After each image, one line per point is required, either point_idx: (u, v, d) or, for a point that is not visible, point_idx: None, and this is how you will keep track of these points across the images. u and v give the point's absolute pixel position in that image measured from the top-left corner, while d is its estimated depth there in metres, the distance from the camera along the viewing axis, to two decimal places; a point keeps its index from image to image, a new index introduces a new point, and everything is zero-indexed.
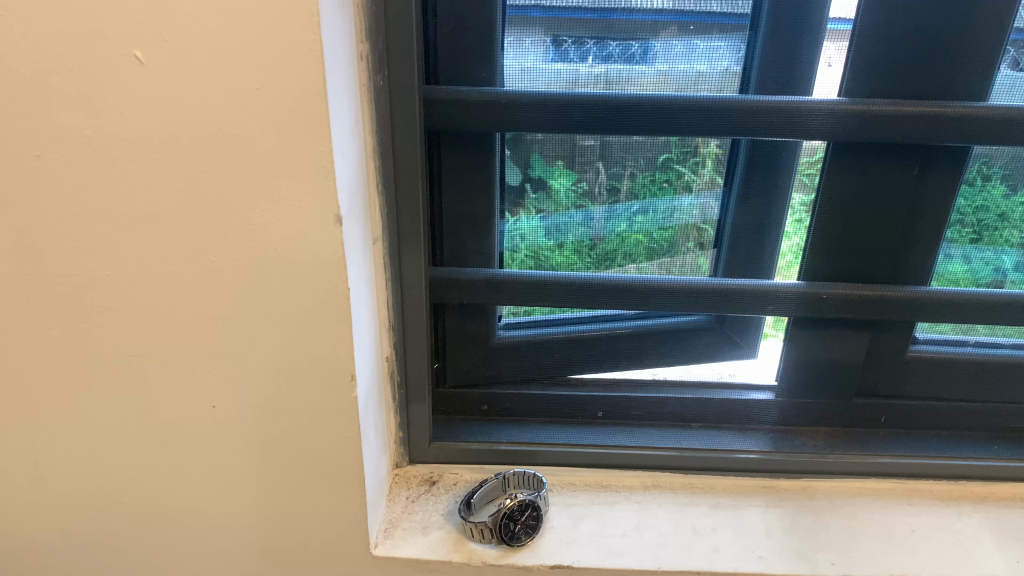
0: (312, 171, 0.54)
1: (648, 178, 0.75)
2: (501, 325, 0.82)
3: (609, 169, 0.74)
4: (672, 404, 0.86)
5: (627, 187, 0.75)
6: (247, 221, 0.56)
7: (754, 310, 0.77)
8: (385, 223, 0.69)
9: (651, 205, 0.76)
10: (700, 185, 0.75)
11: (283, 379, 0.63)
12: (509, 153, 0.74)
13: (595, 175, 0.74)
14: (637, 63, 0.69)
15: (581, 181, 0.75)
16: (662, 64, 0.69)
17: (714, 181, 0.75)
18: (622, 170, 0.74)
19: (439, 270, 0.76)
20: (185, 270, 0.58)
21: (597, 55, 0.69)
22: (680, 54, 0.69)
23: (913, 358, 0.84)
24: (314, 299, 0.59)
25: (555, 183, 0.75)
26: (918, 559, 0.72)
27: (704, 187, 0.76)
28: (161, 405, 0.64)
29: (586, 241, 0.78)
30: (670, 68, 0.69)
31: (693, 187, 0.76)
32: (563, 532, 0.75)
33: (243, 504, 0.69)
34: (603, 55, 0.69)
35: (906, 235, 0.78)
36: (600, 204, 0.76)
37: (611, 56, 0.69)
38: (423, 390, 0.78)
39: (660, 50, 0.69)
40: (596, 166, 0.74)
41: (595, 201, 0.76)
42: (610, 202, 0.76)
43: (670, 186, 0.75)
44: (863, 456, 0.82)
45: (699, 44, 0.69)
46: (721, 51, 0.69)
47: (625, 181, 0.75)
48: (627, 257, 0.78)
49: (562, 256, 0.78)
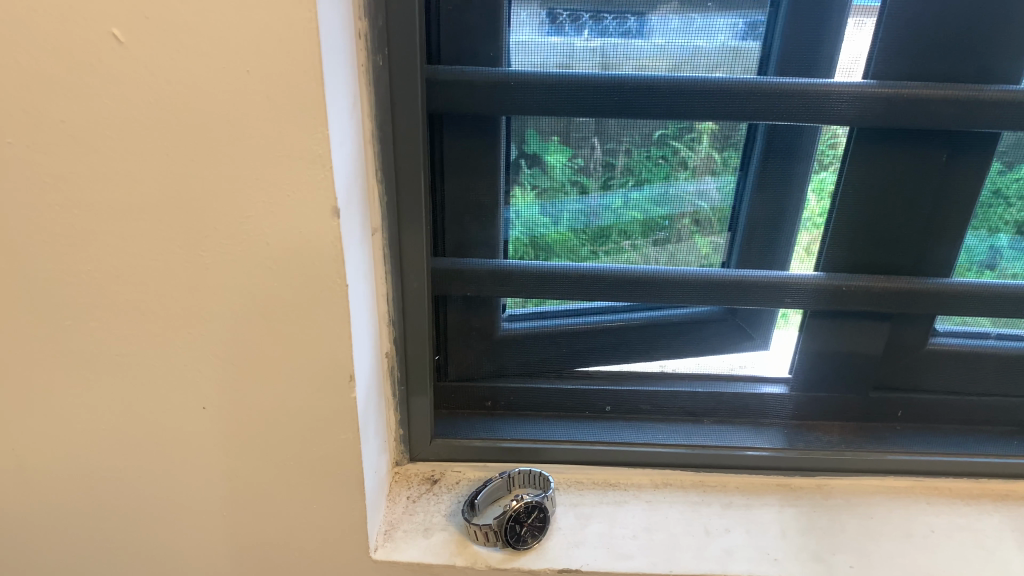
0: (307, 160, 0.50)
1: (644, 154, 0.70)
2: (505, 318, 0.78)
3: (604, 145, 0.70)
4: (682, 399, 0.83)
5: (623, 163, 0.71)
6: (238, 214, 0.52)
7: (769, 303, 0.74)
8: (385, 212, 0.65)
9: (650, 186, 0.72)
10: (697, 163, 0.71)
11: (278, 379, 0.59)
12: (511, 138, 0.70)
13: (590, 151, 0.70)
14: (633, 38, 0.65)
15: (577, 156, 0.70)
16: (660, 38, 0.65)
17: (711, 158, 0.71)
18: (617, 146, 0.70)
19: (442, 260, 0.73)
20: (174, 265, 0.54)
21: (593, 30, 0.65)
22: (678, 29, 0.65)
23: (934, 351, 0.81)
24: (310, 297, 0.55)
25: (551, 160, 0.70)
26: (937, 560, 0.70)
27: (702, 166, 0.71)
28: (149, 405, 0.61)
29: (581, 220, 0.73)
30: (668, 43, 0.65)
31: (690, 164, 0.71)
32: (570, 533, 0.73)
33: (237, 507, 0.66)
34: (599, 30, 0.65)
35: (930, 223, 0.74)
36: (595, 181, 0.72)
37: (607, 30, 0.65)
38: (424, 383, 0.75)
39: (658, 24, 0.65)
40: (591, 141, 0.70)
41: (590, 179, 0.71)
42: (605, 178, 0.71)
43: (666, 163, 0.71)
44: (882, 454, 0.79)
45: (697, 20, 0.64)
46: (720, 25, 0.65)
47: (620, 157, 0.70)
48: (621, 234, 0.74)
49: (556, 234, 0.74)
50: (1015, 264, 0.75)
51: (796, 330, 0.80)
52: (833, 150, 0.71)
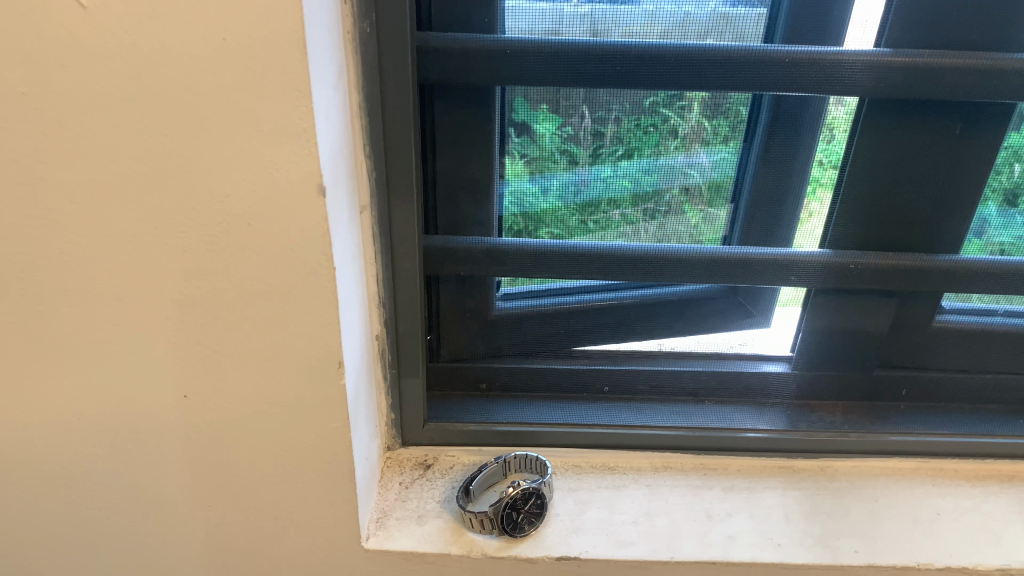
0: (290, 135, 0.46)
1: (634, 122, 0.66)
2: (499, 297, 0.75)
3: (594, 113, 0.66)
4: (683, 379, 0.80)
5: (613, 132, 0.67)
6: (217, 193, 0.49)
7: (774, 282, 0.72)
8: (373, 189, 0.61)
9: (639, 156, 0.68)
10: (688, 132, 0.67)
11: (263, 366, 0.57)
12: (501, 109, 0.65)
13: (580, 120, 0.66)
14: (623, 3, 0.61)
15: (567, 125, 0.66)
16: (649, 4, 0.61)
17: (701, 127, 0.67)
18: (608, 113, 0.66)
19: (435, 239, 0.70)
20: (150, 247, 0.51)
21: None
22: None
23: (940, 329, 0.79)
24: (296, 281, 0.52)
25: (539, 128, 0.66)
26: (944, 545, 0.68)
27: (694, 136, 0.67)
28: (127, 394, 0.58)
29: (570, 188, 0.69)
30: (656, 9, 0.61)
31: (680, 132, 0.67)
32: (569, 520, 0.70)
33: (223, 498, 0.64)
34: None
35: (941, 198, 0.72)
36: (584, 150, 0.67)
37: None
38: (416, 363, 0.72)
39: None
40: (581, 109, 0.65)
41: (580, 148, 0.67)
42: (594, 148, 0.67)
43: (657, 132, 0.67)
44: (888, 436, 0.77)
45: None
46: None
47: (610, 125, 0.66)
48: (611, 204, 0.69)
49: (542, 203, 0.69)
50: (1001, 234, 0.72)
51: (800, 307, 0.77)
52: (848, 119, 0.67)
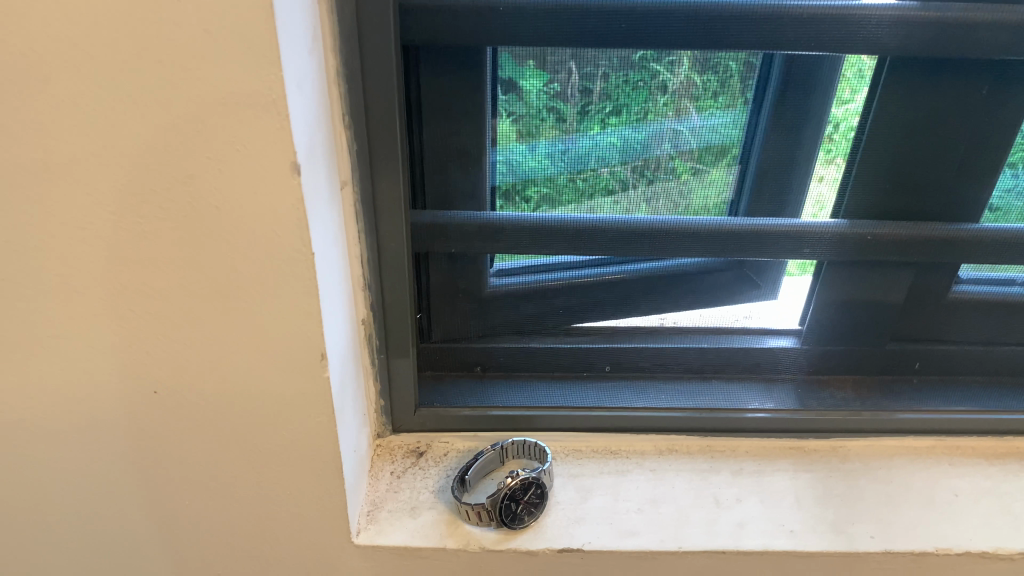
0: (257, 108, 0.41)
1: (622, 78, 0.60)
2: (493, 274, 0.70)
3: (582, 69, 0.59)
4: (688, 356, 0.76)
5: (601, 89, 0.60)
6: (179, 173, 0.44)
7: (786, 254, 0.69)
8: (355, 163, 0.56)
9: (628, 112, 0.61)
10: (677, 87, 0.60)
11: (239, 359, 0.52)
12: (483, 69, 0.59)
13: (568, 76, 0.59)
14: None
15: (553, 82, 0.60)
16: None
17: (691, 82, 0.60)
18: (595, 70, 0.59)
19: (424, 214, 0.64)
20: (109, 234, 0.46)
21: None
22: None
23: (957, 300, 0.75)
24: (271, 268, 0.47)
25: (524, 84, 0.60)
26: (964, 529, 0.65)
27: (683, 91, 0.61)
28: (93, 390, 0.53)
29: (558, 144, 0.63)
30: None
31: (670, 87, 0.60)
32: (571, 509, 0.67)
33: (203, 496, 0.59)
34: None
35: (960, 158, 0.67)
36: (572, 108, 0.61)
37: None
38: (405, 344, 0.68)
39: None
40: (568, 65, 0.59)
41: (567, 106, 0.61)
42: (582, 105, 0.61)
43: (645, 88, 0.60)
44: (902, 413, 0.74)
45: None
46: None
47: (598, 81, 0.60)
48: (600, 162, 0.64)
49: (531, 159, 0.63)
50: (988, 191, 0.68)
51: (811, 277, 0.73)
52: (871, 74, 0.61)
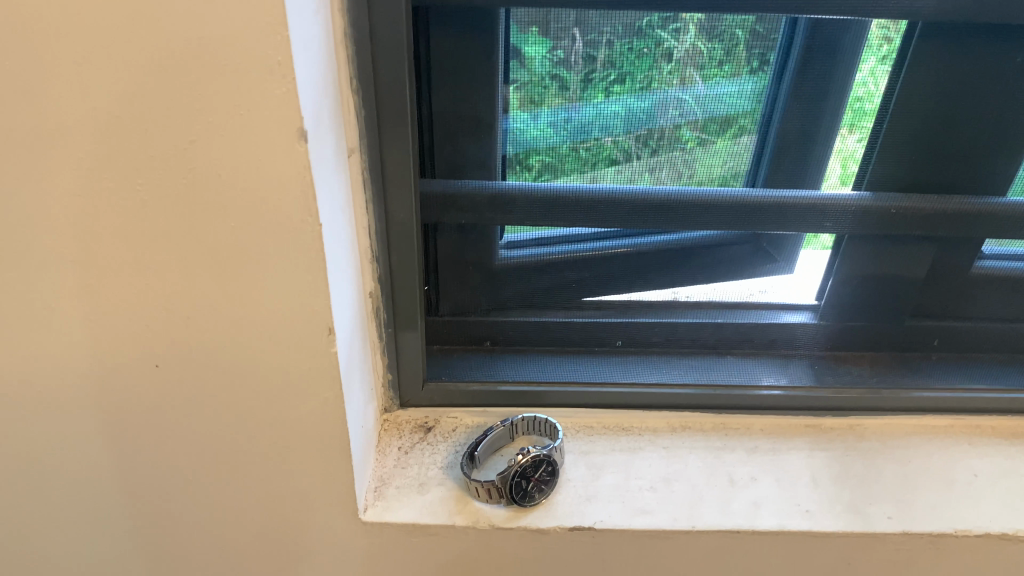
0: (261, 70, 0.39)
1: (626, 45, 0.57)
2: (502, 246, 0.67)
3: (586, 36, 0.56)
4: (703, 331, 0.74)
5: (604, 57, 0.57)
6: (179, 139, 0.41)
7: (807, 227, 0.67)
8: (363, 129, 0.54)
9: (631, 80, 0.59)
10: (683, 56, 0.57)
11: (243, 334, 0.50)
12: (485, 34, 0.56)
13: (571, 43, 0.57)
14: None
15: (557, 49, 0.57)
16: None
17: (697, 50, 0.57)
18: (599, 37, 0.57)
19: (433, 184, 0.62)
20: (106, 202, 0.44)
21: None
22: None
23: (979, 275, 0.73)
24: (276, 240, 0.45)
25: (525, 51, 0.57)
26: (984, 510, 0.64)
27: (686, 60, 0.58)
28: (91, 364, 0.51)
29: (561, 113, 0.60)
30: None
31: (675, 56, 0.57)
32: (582, 486, 0.66)
33: (206, 472, 0.58)
34: None
35: (981, 130, 0.64)
36: (575, 76, 0.58)
37: None
38: (413, 316, 0.66)
39: None
40: (572, 32, 0.56)
41: (571, 74, 0.58)
42: (586, 73, 0.58)
43: (650, 56, 0.57)
44: (918, 392, 0.73)
45: None
46: None
47: (602, 49, 0.57)
48: (602, 131, 0.61)
49: (532, 129, 0.61)
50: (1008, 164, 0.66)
51: (830, 252, 0.71)
52: (885, 44, 0.59)
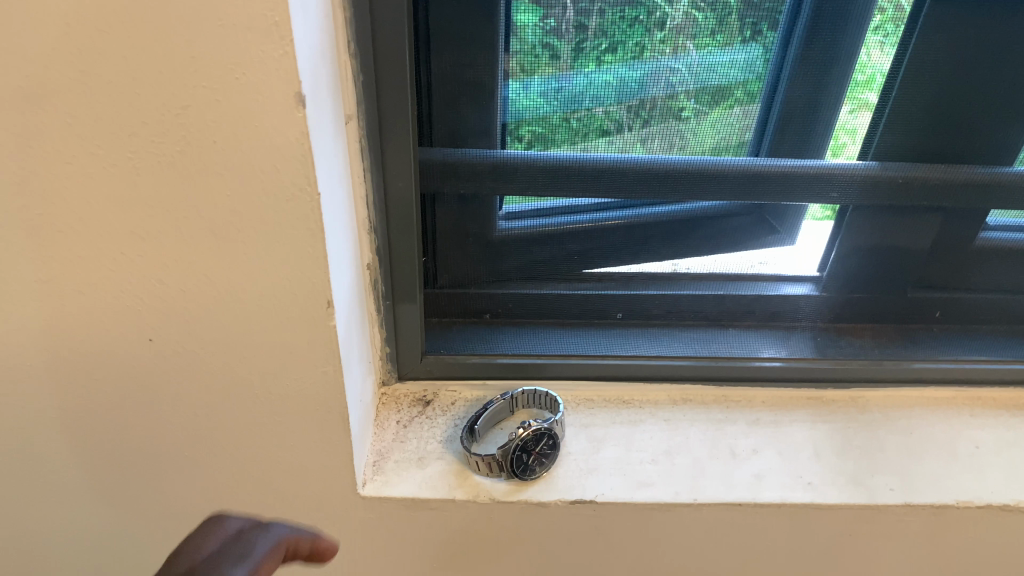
0: (257, 32, 0.37)
1: (618, 13, 0.55)
2: (502, 218, 0.65)
3: (578, 3, 0.54)
4: (705, 304, 0.73)
5: (596, 26, 0.56)
6: (171, 105, 0.40)
7: (812, 197, 0.66)
8: (361, 97, 0.52)
9: (623, 49, 0.57)
10: (676, 24, 0.56)
11: (239, 306, 0.49)
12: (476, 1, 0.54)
13: (563, 10, 0.55)
14: None
15: (548, 16, 0.55)
16: None
17: (691, 18, 0.56)
18: (591, 5, 0.55)
19: (433, 151, 0.60)
20: (97, 170, 0.42)
21: None
22: None
23: (982, 246, 0.72)
24: (273, 209, 0.44)
25: (518, 19, 0.55)
26: (986, 482, 0.64)
27: (679, 28, 0.56)
28: (83, 338, 0.50)
29: (553, 83, 0.58)
30: None
31: (668, 25, 0.56)
32: (582, 459, 0.65)
33: (203, 446, 0.57)
34: None
35: (981, 99, 0.63)
36: (566, 45, 0.56)
37: None
38: (412, 289, 0.65)
39: None
40: None
41: (562, 43, 0.56)
42: (577, 41, 0.56)
43: (642, 24, 0.56)
44: (919, 362, 0.73)
45: None
46: None
47: (594, 17, 0.55)
48: (594, 101, 0.59)
49: (523, 98, 0.59)
50: (1008, 133, 0.65)
51: (833, 222, 0.69)
52: (878, 15, 0.57)
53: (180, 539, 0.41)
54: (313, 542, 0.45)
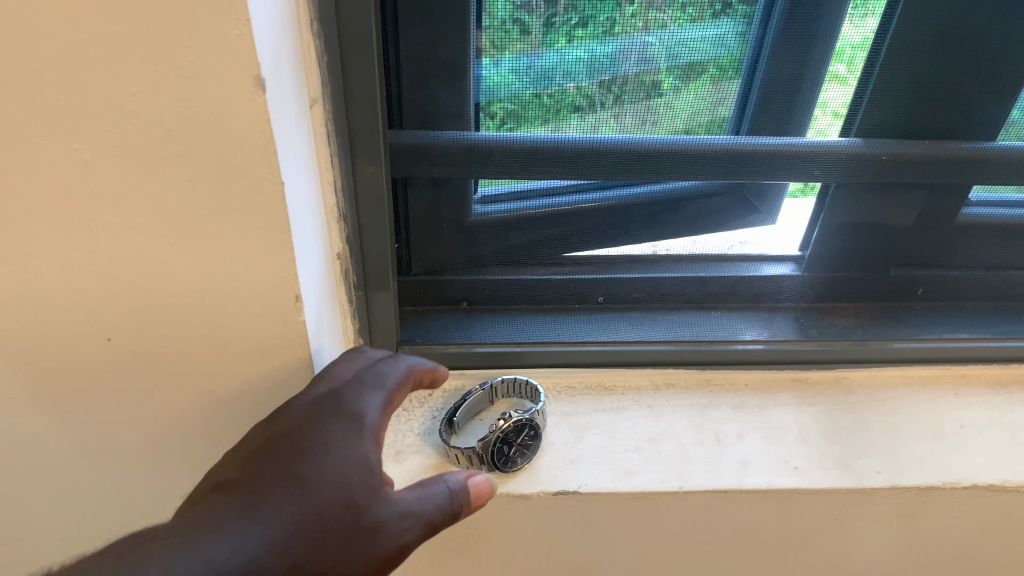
0: (210, 10, 0.34)
1: None
2: (477, 201, 0.63)
3: None
4: (687, 286, 0.71)
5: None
6: (119, 91, 0.37)
7: (795, 175, 0.65)
8: (326, 79, 0.49)
9: (595, 23, 0.54)
10: None
11: (202, 302, 0.46)
12: None
13: None
14: None
15: None
16: None
17: None
18: None
19: (404, 133, 0.58)
20: (42, 161, 0.39)
21: None
22: None
23: (966, 223, 0.71)
24: (235, 199, 0.41)
25: None
26: (971, 462, 0.64)
27: (650, 3, 0.53)
28: (36, 339, 0.47)
29: (523, 59, 0.55)
30: None
31: None
32: (565, 449, 0.63)
33: (171, 443, 0.55)
34: None
35: (963, 72, 0.61)
36: (537, 20, 0.54)
37: None
38: (385, 276, 0.62)
39: None
40: None
41: (533, 18, 0.53)
42: (548, 16, 0.53)
43: None
44: (899, 343, 0.72)
45: None
46: None
47: None
48: (566, 78, 0.57)
49: (493, 75, 0.56)
50: (991, 105, 0.63)
51: (815, 200, 0.68)
52: None
53: (329, 361, 0.51)
54: (433, 370, 0.53)
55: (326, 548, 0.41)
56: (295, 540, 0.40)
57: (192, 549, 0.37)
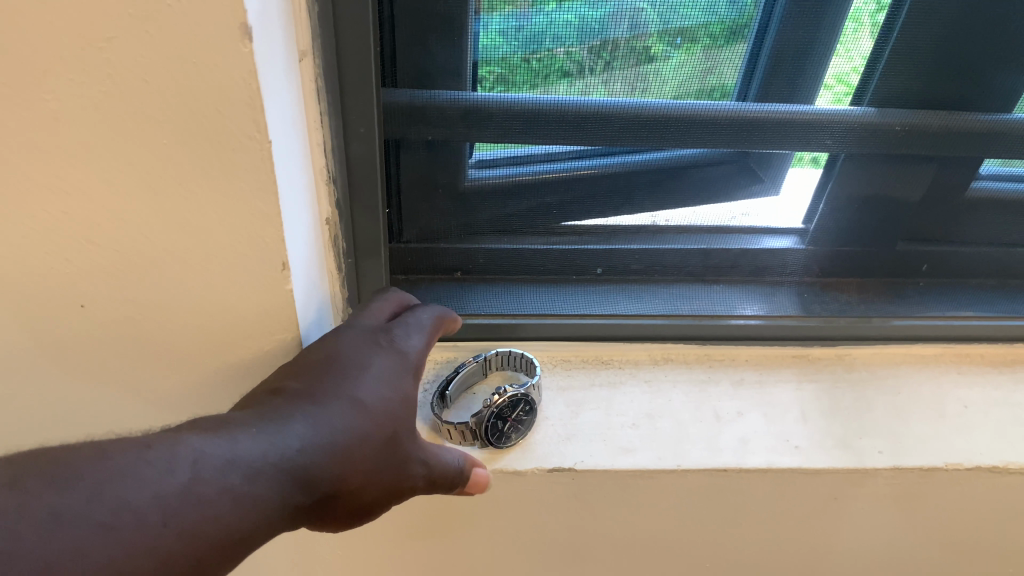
0: None
1: None
2: (472, 166, 0.60)
3: None
4: (690, 258, 0.69)
5: None
6: (93, 37, 0.33)
7: (804, 145, 0.62)
8: (316, 29, 0.46)
9: None
10: None
11: (184, 268, 0.43)
12: None
13: None
14: None
15: None
16: None
17: None
18: None
19: (399, 92, 0.54)
20: (9, 112, 0.36)
21: None
22: None
23: (976, 197, 0.69)
24: (220, 158, 0.38)
25: None
26: (976, 443, 0.63)
27: None
28: (6, 304, 0.44)
29: (511, 21, 0.52)
30: None
31: None
32: (560, 424, 0.62)
33: (153, 411, 0.52)
34: None
35: (974, 43, 0.59)
36: None
37: None
38: (377, 242, 0.60)
39: None
40: None
41: None
42: None
43: None
44: (903, 319, 0.71)
45: None
46: None
47: None
48: (555, 42, 0.53)
49: (484, 37, 0.53)
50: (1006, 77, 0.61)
51: (823, 171, 0.65)
52: None
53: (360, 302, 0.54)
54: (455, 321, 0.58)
55: (373, 460, 0.44)
56: (351, 445, 0.42)
57: (270, 432, 0.39)
